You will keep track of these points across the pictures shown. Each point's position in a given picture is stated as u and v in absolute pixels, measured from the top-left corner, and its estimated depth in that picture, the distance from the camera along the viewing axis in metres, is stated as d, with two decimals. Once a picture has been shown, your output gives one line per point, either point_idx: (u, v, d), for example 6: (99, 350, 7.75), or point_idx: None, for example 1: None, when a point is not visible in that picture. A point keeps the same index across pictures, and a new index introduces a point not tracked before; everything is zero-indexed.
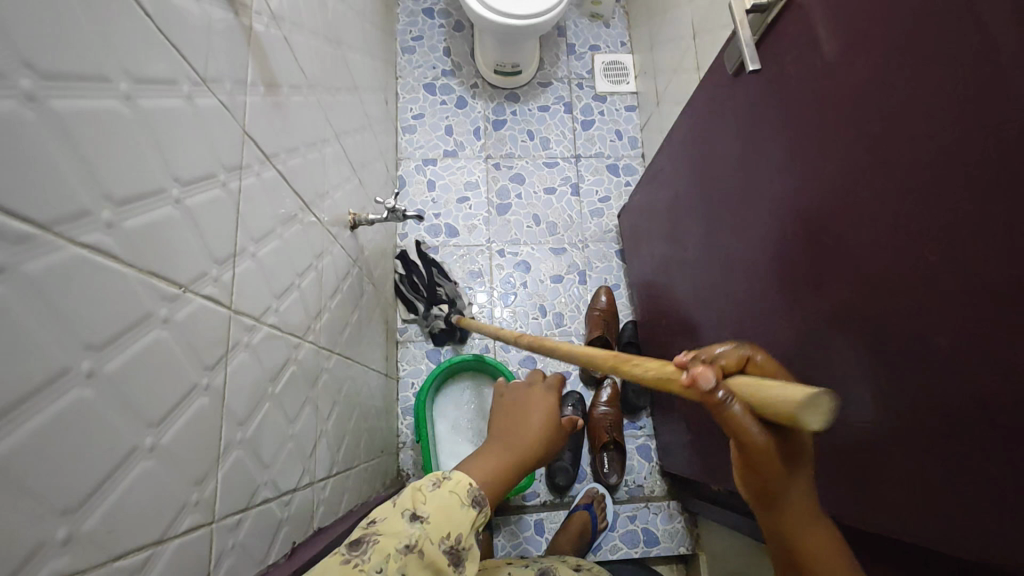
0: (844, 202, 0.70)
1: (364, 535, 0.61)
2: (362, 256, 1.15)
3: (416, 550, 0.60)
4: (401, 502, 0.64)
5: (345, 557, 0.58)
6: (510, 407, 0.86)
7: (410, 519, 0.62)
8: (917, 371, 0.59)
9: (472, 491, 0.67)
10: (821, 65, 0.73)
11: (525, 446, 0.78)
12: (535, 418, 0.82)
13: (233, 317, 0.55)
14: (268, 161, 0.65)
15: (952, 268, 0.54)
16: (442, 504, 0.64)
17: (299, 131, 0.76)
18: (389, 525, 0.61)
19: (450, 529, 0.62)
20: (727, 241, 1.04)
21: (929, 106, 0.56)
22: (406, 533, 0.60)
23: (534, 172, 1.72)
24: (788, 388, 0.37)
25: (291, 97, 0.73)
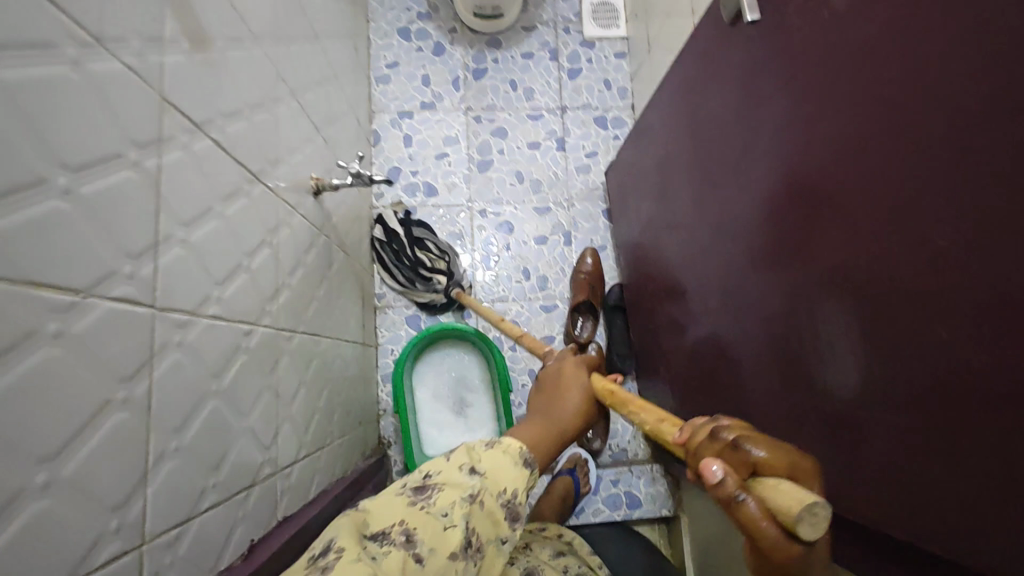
0: (845, 171, 0.63)
1: (427, 483, 0.65)
2: (329, 223, 1.08)
3: (476, 502, 0.64)
4: (457, 458, 0.68)
5: (412, 501, 0.63)
6: (546, 384, 0.85)
7: (469, 473, 0.66)
8: (914, 364, 0.55)
9: (523, 453, 0.71)
10: (829, 14, 0.65)
11: (563, 424, 0.77)
12: (572, 394, 0.81)
13: (159, 316, 0.48)
14: (200, 130, 0.56)
15: (961, 254, 0.49)
16: (497, 463, 0.68)
17: (240, 91, 0.67)
18: (450, 479, 0.65)
19: (505, 483, 0.67)
20: (716, 207, 0.98)
21: (947, 67, 0.49)
22: (468, 486, 0.64)
23: (517, 126, 1.62)
24: (788, 491, 0.40)
25: (228, 52, 0.64)
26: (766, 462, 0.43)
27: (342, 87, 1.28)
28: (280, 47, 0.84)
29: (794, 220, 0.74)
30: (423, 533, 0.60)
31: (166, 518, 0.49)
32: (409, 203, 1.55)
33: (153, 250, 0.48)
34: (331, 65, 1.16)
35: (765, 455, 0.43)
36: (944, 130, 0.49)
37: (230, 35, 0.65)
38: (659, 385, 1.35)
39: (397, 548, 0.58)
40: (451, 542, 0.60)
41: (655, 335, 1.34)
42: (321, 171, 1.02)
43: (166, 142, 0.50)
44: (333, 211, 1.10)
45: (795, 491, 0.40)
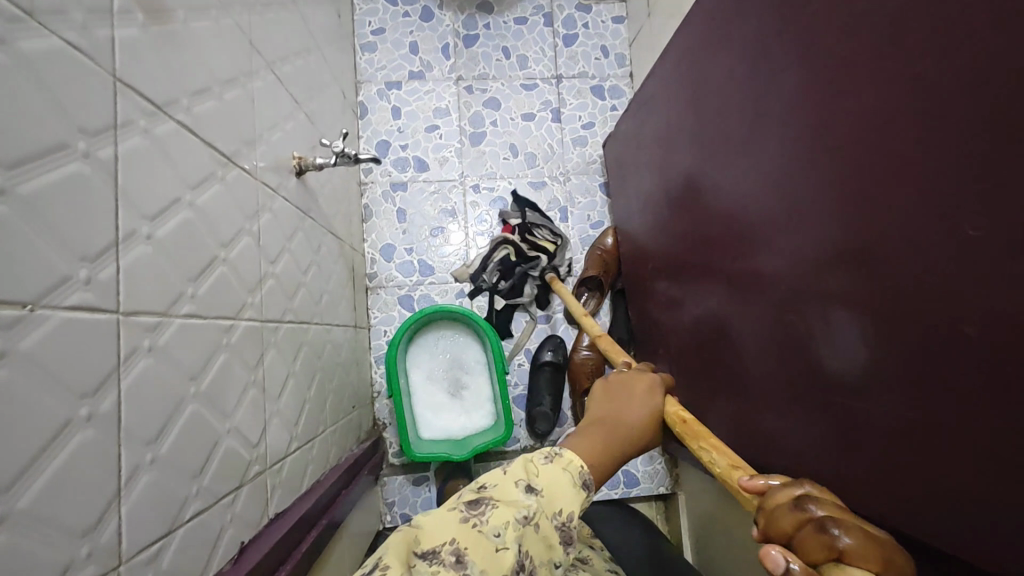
0: (862, 151, 0.58)
1: (480, 498, 0.54)
2: (315, 204, 1.03)
3: (532, 526, 0.53)
4: (513, 471, 0.57)
5: (463, 516, 0.52)
6: (605, 395, 0.77)
7: (527, 490, 0.55)
8: (935, 358, 0.51)
9: (585, 472, 0.59)
10: None
11: (628, 442, 0.68)
12: (636, 411, 0.73)
13: (125, 322, 0.44)
14: (162, 113, 0.52)
15: (991, 244, 0.45)
16: (557, 481, 0.57)
17: (208, 68, 0.62)
18: (503, 495, 0.54)
19: (564, 504, 0.56)
20: (720, 185, 0.93)
21: (984, 37, 0.44)
22: (523, 505, 0.53)
23: (510, 96, 1.55)
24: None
25: (190, 24, 0.59)
26: (851, 550, 0.43)
27: (326, 57, 1.21)
28: (254, 15, 0.77)
29: (799, 201, 0.70)
30: (474, 555, 0.50)
31: (148, 534, 0.46)
32: (400, 179, 1.49)
33: (114, 249, 0.44)
34: (312, 34, 1.09)
35: (853, 544, 0.43)
36: (980, 109, 0.45)
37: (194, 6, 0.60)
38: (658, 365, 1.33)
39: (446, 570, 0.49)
40: (503, 570, 0.50)
41: (654, 313, 1.31)
42: (304, 149, 0.97)
43: (122, 127, 0.46)
44: (318, 191, 1.05)
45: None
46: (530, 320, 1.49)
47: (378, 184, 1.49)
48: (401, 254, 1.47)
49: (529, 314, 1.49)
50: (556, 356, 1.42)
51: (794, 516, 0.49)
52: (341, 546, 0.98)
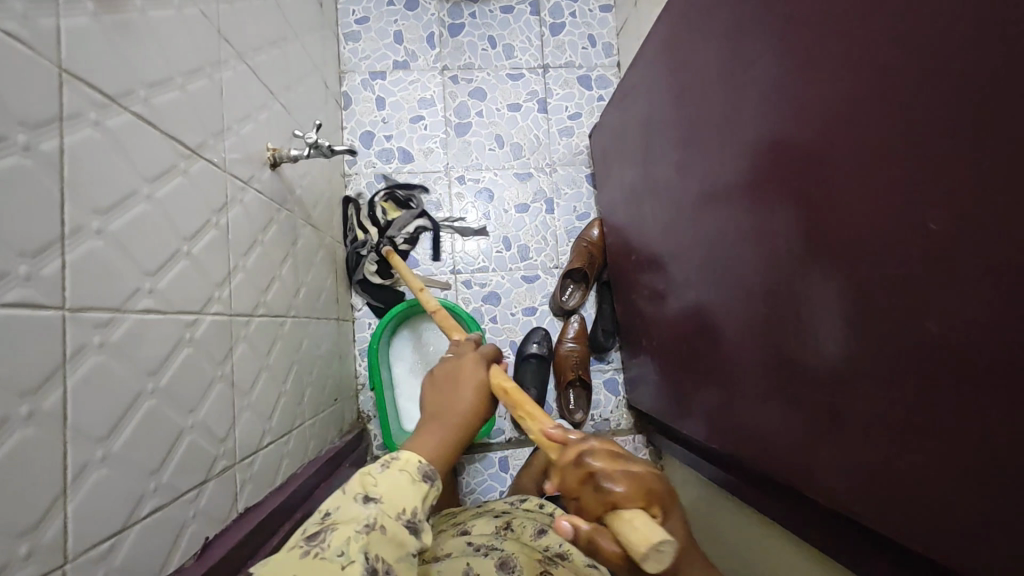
0: (826, 147, 0.58)
1: (318, 528, 0.49)
2: (292, 196, 1.02)
3: (377, 530, 0.50)
4: (349, 488, 0.53)
5: (304, 550, 0.47)
6: (433, 381, 0.73)
7: (364, 501, 0.51)
8: (892, 360, 0.51)
9: (422, 466, 0.58)
10: None
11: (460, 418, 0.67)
12: (465, 395, 0.70)
13: (72, 319, 0.44)
14: (115, 104, 0.51)
15: (946, 244, 0.45)
16: (397, 482, 0.54)
17: (169, 57, 0.61)
18: (345, 514, 0.50)
19: (405, 504, 0.53)
20: (700, 176, 0.92)
21: (945, 35, 0.44)
22: (365, 516, 0.50)
23: (496, 86, 1.53)
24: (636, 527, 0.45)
25: (148, 13, 0.57)
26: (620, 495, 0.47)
27: (306, 47, 1.19)
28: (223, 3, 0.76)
29: (771, 194, 0.69)
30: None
31: (95, 533, 0.45)
32: (384, 170, 1.48)
33: (57, 244, 0.43)
34: (289, 23, 1.08)
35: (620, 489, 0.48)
36: (948, 98, 0.44)
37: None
38: (643, 357, 1.33)
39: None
40: None
41: (638, 306, 1.30)
42: (280, 141, 0.96)
43: (69, 120, 0.45)
44: (295, 183, 1.04)
45: (643, 528, 0.45)
46: (515, 312, 1.48)
47: (362, 176, 1.48)
48: None
49: (514, 306, 1.48)
50: (542, 348, 1.41)
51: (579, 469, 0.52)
52: None
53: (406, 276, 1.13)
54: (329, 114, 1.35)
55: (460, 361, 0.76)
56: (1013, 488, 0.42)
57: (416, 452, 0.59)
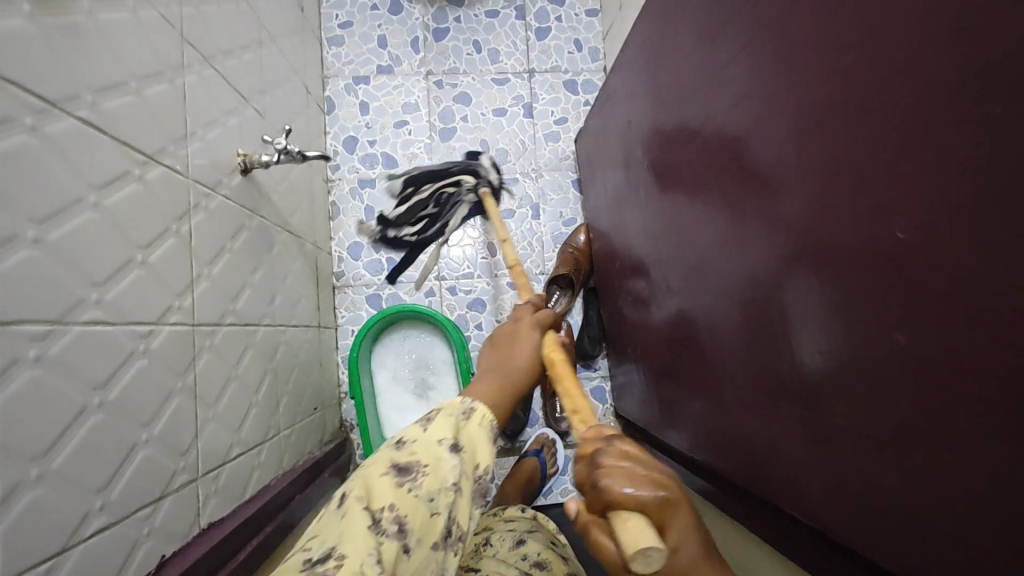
0: (796, 150, 0.56)
1: (410, 463, 0.57)
2: (267, 202, 1.00)
3: (459, 488, 0.58)
4: (434, 430, 0.60)
5: (397, 482, 0.55)
6: (493, 346, 0.83)
7: (451, 450, 0.59)
8: (867, 370, 0.50)
9: (494, 427, 0.67)
10: None
11: (518, 371, 0.78)
12: (521, 356, 0.80)
13: (3, 332, 0.42)
14: (56, 109, 0.49)
15: (913, 250, 0.43)
16: (476, 435, 0.63)
17: (122, 61, 0.59)
18: (431, 456, 0.58)
19: (481, 460, 0.62)
20: (680, 181, 0.90)
21: (904, 35, 0.42)
22: (451, 469, 0.58)
23: (481, 91, 1.52)
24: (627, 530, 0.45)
25: (97, 16, 0.56)
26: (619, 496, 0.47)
27: (285, 51, 1.18)
28: (187, 7, 0.75)
29: (749, 195, 0.67)
30: (412, 521, 0.54)
31: (28, 554, 0.43)
32: (367, 176, 1.47)
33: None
34: (266, 28, 1.07)
35: (623, 491, 0.47)
36: (907, 101, 0.42)
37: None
38: (628, 364, 1.31)
39: (390, 540, 0.52)
40: (435, 533, 0.55)
41: (624, 312, 1.29)
42: (252, 147, 0.94)
43: (0, 126, 0.43)
44: (270, 189, 1.02)
45: (635, 531, 0.45)
46: (501, 318, 1.46)
47: (345, 181, 1.46)
48: (369, 251, 1.45)
49: (499, 313, 1.46)
50: None
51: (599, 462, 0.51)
52: None
53: (494, 217, 1.15)
54: (311, 120, 1.34)
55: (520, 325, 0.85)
56: (986, 505, 0.41)
57: (489, 409, 0.68)
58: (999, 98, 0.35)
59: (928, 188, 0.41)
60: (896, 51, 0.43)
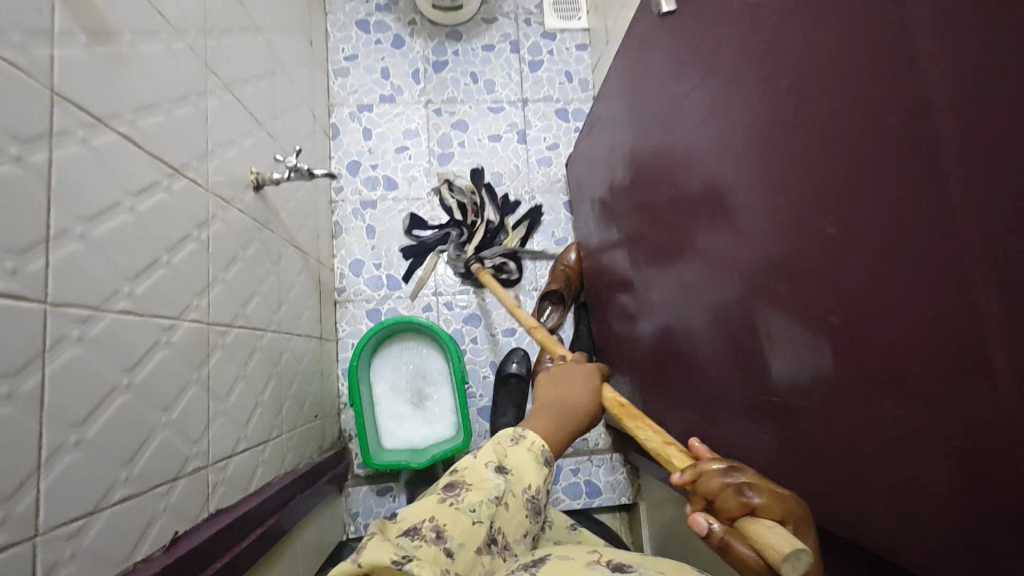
0: (753, 163, 0.64)
1: (456, 481, 0.60)
2: (276, 219, 1.08)
3: (503, 504, 0.60)
4: (482, 455, 0.63)
5: (441, 498, 0.59)
6: (547, 385, 0.82)
7: (495, 471, 0.62)
8: (811, 356, 0.56)
9: (545, 453, 0.68)
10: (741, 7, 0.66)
11: (573, 410, 0.76)
12: (579, 394, 0.78)
13: (54, 311, 0.49)
14: (103, 125, 0.57)
15: (840, 245, 0.50)
16: (524, 460, 0.65)
17: (156, 86, 0.67)
18: (474, 475, 0.61)
19: (530, 481, 0.64)
20: (659, 198, 0.98)
21: (829, 63, 0.50)
22: (494, 485, 0.60)
23: (478, 119, 1.62)
24: (773, 538, 0.40)
25: (138, 47, 0.64)
26: (759, 506, 0.42)
27: (295, 82, 1.27)
28: (211, 41, 0.84)
29: (717, 206, 0.75)
30: (452, 528, 0.56)
31: (67, 509, 0.49)
32: (369, 197, 1.55)
33: (40, 246, 0.48)
34: (278, 60, 1.16)
35: (758, 500, 0.42)
36: (832, 117, 0.50)
37: (143, 32, 0.66)
38: (616, 375, 1.37)
39: (429, 544, 0.54)
40: (477, 541, 0.56)
41: (612, 325, 1.35)
42: (264, 167, 1.02)
43: (58, 136, 0.51)
44: (279, 206, 1.10)
45: (785, 537, 0.40)
46: (495, 333, 1.52)
47: (348, 202, 1.54)
48: (369, 268, 1.52)
49: (493, 328, 1.53)
50: (520, 368, 1.45)
51: (717, 475, 0.46)
52: (293, 550, 1.00)
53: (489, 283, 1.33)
54: (317, 144, 1.42)
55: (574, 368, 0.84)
56: (900, 464, 0.47)
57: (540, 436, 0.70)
58: (892, 112, 0.43)
59: (846, 183, 0.49)
60: (823, 75, 0.51)
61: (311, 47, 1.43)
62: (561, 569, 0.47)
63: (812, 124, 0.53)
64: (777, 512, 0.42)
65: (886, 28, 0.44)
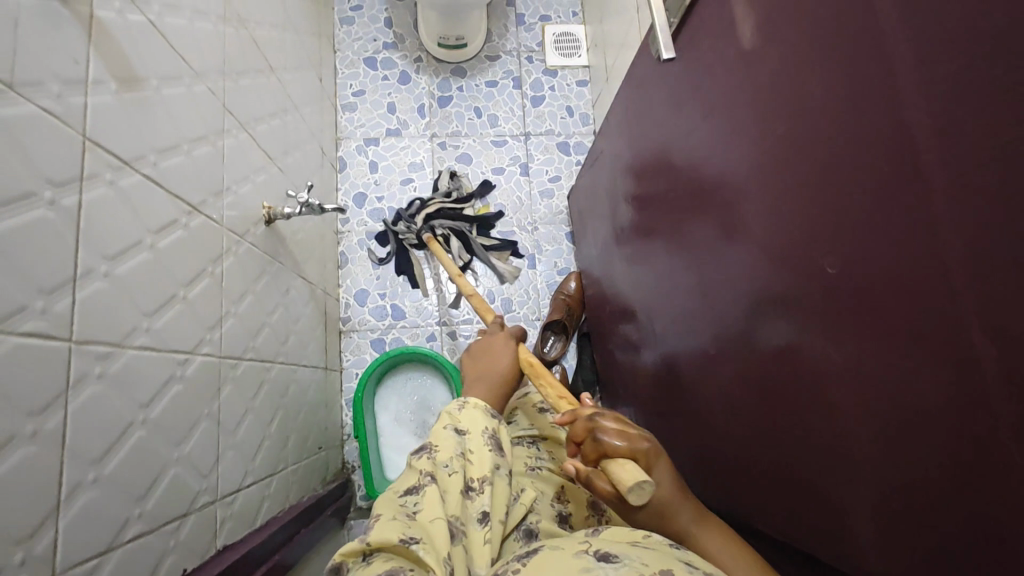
0: (752, 200, 0.66)
1: (424, 447, 0.74)
2: (285, 251, 1.09)
3: (468, 451, 0.74)
4: (441, 422, 0.79)
5: (420, 460, 0.73)
6: (476, 355, 1.02)
7: (453, 431, 0.77)
8: (814, 390, 0.57)
9: (487, 407, 0.84)
10: (736, 53, 0.69)
11: (499, 374, 0.96)
12: (504, 360, 1.00)
13: (75, 350, 0.50)
14: (128, 168, 0.59)
15: (840, 281, 0.51)
16: (472, 415, 0.80)
17: (178, 127, 0.70)
18: (437, 440, 0.75)
19: (484, 425, 0.79)
20: (661, 231, 1.00)
21: (824, 108, 0.52)
22: (455, 442, 0.75)
23: (481, 152, 1.65)
24: (625, 473, 0.58)
25: (162, 91, 0.66)
26: (615, 448, 0.62)
27: (305, 118, 1.31)
28: (229, 82, 0.86)
29: (716, 238, 0.76)
30: (439, 479, 0.69)
31: (83, 548, 0.50)
32: (375, 228, 1.57)
33: (65, 286, 0.49)
34: (290, 98, 1.20)
35: (615, 443, 0.62)
36: (829, 159, 0.52)
37: (168, 77, 0.68)
38: (620, 405, 1.37)
39: (427, 488, 0.67)
40: (456, 481, 0.70)
41: (615, 355, 1.36)
42: (275, 200, 1.04)
43: (87, 179, 0.52)
44: (288, 238, 1.12)
45: (633, 472, 0.57)
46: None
47: (354, 233, 1.57)
48: (374, 298, 1.53)
49: None
50: None
51: (583, 425, 0.66)
52: None
53: (441, 258, 1.37)
54: (324, 177, 1.45)
55: (496, 339, 1.06)
56: (904, 499, 0.47)
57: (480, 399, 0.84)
58: (889, 157, 0.45)
59: (844, 223, 0.50)
60: (819, 119, 0.53)
61: (320, 85, 1.47)
62: (547, 561, 0.47)
63: (807, 165, 0.55)
64: (629, 451, 0.61)
65: (879, 79, 0.46)
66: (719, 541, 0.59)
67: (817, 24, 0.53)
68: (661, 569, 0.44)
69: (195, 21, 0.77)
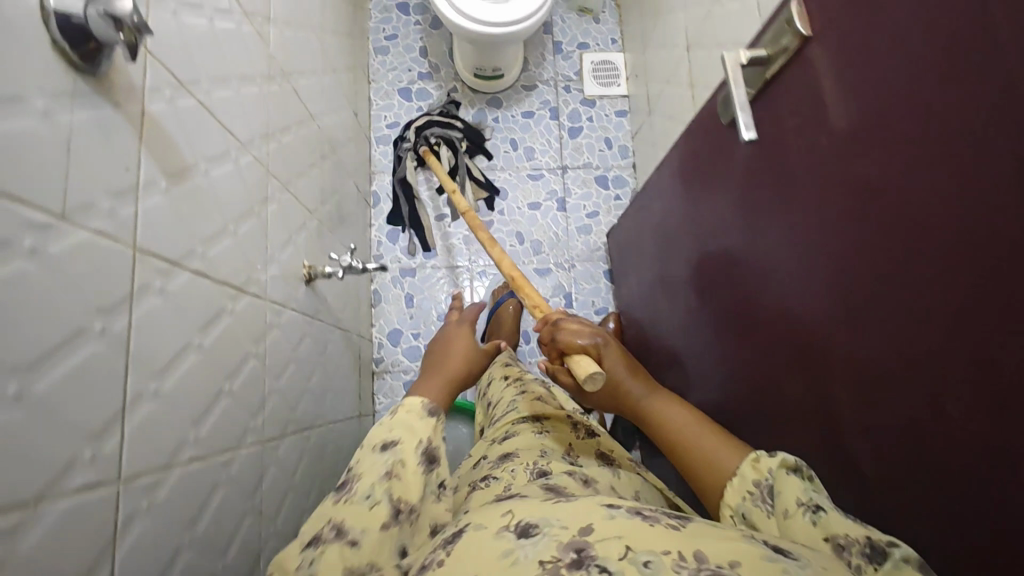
0: (840, 313, 0.61)
1: (344, 480, 0.59)
2: (322, 308, 1.05)
3: (397, 476, 0.58)
4: (367, 441, 0.61)
5: (335, 500, 0.58)
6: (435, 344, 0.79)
7: (382, 450, 0.60)
8: (915, 532, 0.53)
9: (426, 405, 0.65)
10: (822, 143, 0.62)
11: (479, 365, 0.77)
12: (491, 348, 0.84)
13: (124, 490, 0.46)
14: (175, 269, 0.55)
15: (958, 438, 0.47)
16: (405, 425, 0.62)
17: (219, 207, 0.66)
18: (361, 467, 0.59)
19: (418, 437, 0.61)
20: (713, 299, 0.93)
21: (942, 246, 0.47)
22: (381, 463, 0.58)
23: (518, 185, 1.60)
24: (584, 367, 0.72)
25: (208, 173, 0.63)
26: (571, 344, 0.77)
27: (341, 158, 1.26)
28: (268, 142, 0.82)
29: (787, 332, 0.71)
30: (351, 520, 0.55)
31: None
32: (409, 266, 1.53)
33: (102, 421, 0.45)
34: (327, 141, 1.15)
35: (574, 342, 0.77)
36: (951, 306, 0.47)
37: (212, 158, 0.65)
38: None
39: (330, 545, 0.54)
40: (379, 520, 0.55)
41: None
42: (309, 257, 0.99)
43: (137, 293, 0.49)
44: (324, 291, 1.07)
45: (587, 368, 0.72)
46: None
47: (387, 270, 1.52)
48: (407, 337, 1.49)
49: None
50: None
51: (551, 329, 0.81)
52: None
53: (438, 172, 1.37)
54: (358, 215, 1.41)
55: (464, 326, 0.82)
56: None
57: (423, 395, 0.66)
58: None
59: (965, 377, 0.46)
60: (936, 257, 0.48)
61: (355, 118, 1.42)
62: (471, 546, 0.41)
63: (920, 303, 0.50)
64: (581, 347, 0.77)
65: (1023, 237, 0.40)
66: (680, 415, 0.69)
67: (922, 137, 0.49)
68: (580, 529, 0.39)
69: (237, 87, 0.72)
